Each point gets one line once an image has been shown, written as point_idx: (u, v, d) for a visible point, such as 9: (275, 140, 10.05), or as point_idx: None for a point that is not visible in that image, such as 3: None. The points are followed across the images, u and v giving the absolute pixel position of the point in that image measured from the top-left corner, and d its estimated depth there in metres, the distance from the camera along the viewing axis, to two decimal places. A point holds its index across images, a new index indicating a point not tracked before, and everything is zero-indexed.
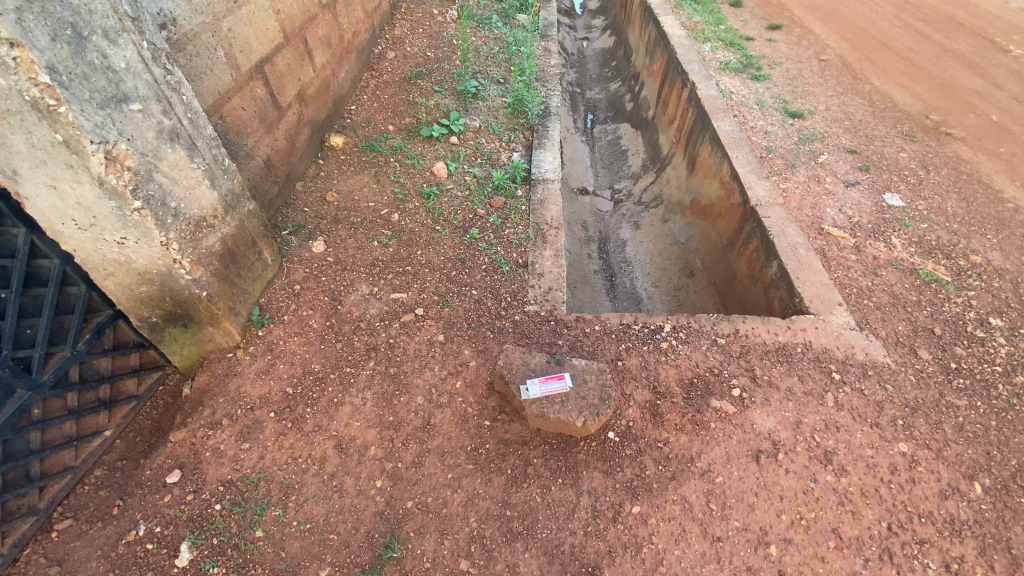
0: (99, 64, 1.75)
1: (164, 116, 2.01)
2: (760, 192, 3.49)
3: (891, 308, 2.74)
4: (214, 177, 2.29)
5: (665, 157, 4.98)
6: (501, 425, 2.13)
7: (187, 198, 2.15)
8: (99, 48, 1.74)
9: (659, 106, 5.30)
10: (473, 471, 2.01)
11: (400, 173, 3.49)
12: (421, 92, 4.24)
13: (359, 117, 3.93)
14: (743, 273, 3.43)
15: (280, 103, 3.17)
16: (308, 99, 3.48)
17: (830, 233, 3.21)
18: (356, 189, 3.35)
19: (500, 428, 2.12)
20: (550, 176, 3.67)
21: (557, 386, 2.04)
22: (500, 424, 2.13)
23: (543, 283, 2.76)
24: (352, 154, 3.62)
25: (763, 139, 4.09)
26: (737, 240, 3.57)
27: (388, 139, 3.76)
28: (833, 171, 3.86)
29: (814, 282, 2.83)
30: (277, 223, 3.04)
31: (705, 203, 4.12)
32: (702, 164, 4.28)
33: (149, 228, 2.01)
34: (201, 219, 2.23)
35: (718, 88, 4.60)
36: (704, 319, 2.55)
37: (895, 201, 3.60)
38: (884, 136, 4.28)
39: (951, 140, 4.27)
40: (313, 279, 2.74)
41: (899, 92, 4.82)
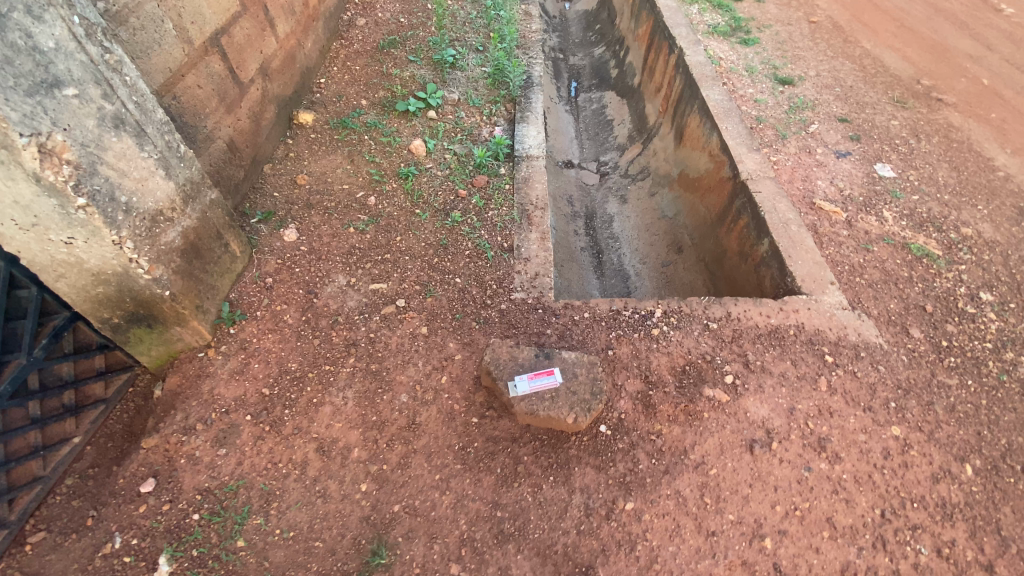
0: (22, 45, 1.55)
1: (105, 101, 1.81)
2: (750, 165, 3.39)
3: (883, 285, 2.70)
4: (169, 165, 2.10)
5: (652, 127, 4.82)
6: (490, 421, 2.05)
7: (139, 190, 1.97)
8: (20, 27, 1.54)
9: (645, 73, 5.10)
10: (462, 471, 1.95)
11: (376, 152, 3.30)
12: (395, 63, 3.99)
13: (330, 91, 3.69)
14: (733, 250, 3.35)
15: (241, 79, 2.93)
16: (272, 74, 3.24)
17: (821, 207, 3.14)
18: (329, 170, 3.17)
19: (489, 425, 2.05)
20: (535, 152, 3.50)
21: (548, 381, 1.96)
22: (488, 421, 2.06)
23: (529, 269, 2.65)
24: (323, 132, 3.40)
25: (753, 109, 3.96)
26: (727, 216, 3.49)
27: (361, 115, 3.54)
28: (824, 141, 3.75)
29: (806, 260, 2.77)
30: (245, 210, 2.86)
31: (694, 177, 4.00)
32: (690, 135, 4.15)
33: (98, 227, 1.84)
34: (158, 213, 2.06)
35: (707, 53, 4.42)
36: (695, 303, 2.48)
37: (886, 172, 3.53)
38: (876, 103, 4.17)
39: (942, 106, 4.18)
40: (286, 271, 2.60)
41: (890, 55, 4.68)
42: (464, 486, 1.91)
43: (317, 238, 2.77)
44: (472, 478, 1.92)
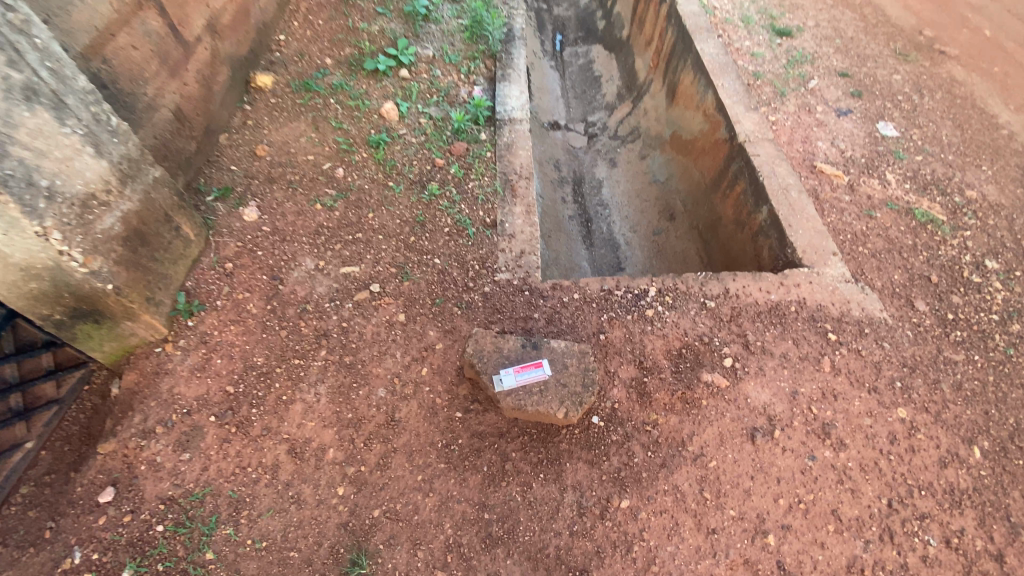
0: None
1: (10, 68, 1.56)
2: (748, 126, 3.18)
3: (887, 254, 2.56)
4: (99, 142, 1.86)
5: (642, 85, 4.53)
6: (473, 415, 1.91)
7: (63, 172, 1.73)
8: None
9: (635, 25, 4.77)
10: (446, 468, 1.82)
11: (343, 118, 3.02)
12: (362, 16, 3.63)
13: (290, 49, 3.34)
14: (728, 218, 3.18)
15: (185, 37, 2.60)
16: (223, 31, 2.89)
17: (823, 171, 2.96)
18: (292, 139, 2.89)
19: (472, 419, 1.90)
20: (517, 115, 3.23)
21: (534, 376, 1.81)
22: (472, 415, 1.91)
23: (514, 246, 2.45)
24: (284, 96, 3.09)
25: (750, 63, 3.70)
26: (722, 181, 3.30)
27: (326, 76, 3.23)
28: (824, 99, 3.53)
29: (807, 229, 2.62)
30: (199, 187, 2.61)
31: (687, 138, 3.78)
32: (684, 93, 3.89)
33: (15, 217, 1.61)
34: (89, 197, 1.83)
35: (700, 3, 4.11)
36: (692, 279, 2.32)
37: (889, 131, 3.34)
38: (877, 56, 3.92)
39: (945, 59, 3.95)
40: (248, 255, 2.38)
41: (891, 4, 4.41)
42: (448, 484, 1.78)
43: (281, 216, 2.55)
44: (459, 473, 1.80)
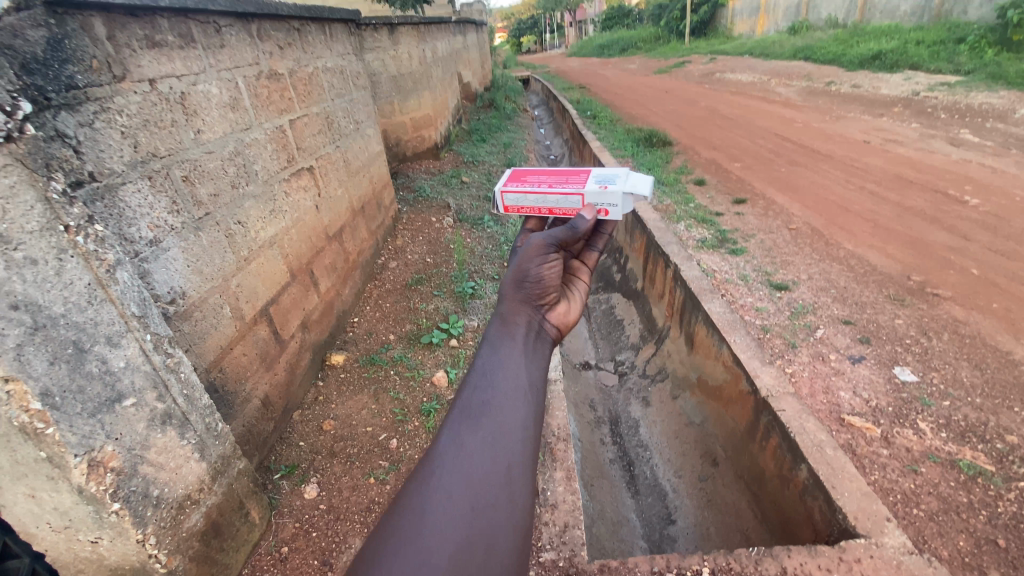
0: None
1: (158, 401, 1.97)
2: (767, 380, 3.37)
3: (944, 516, 2.59)
4: (205, 447, 2.18)
5: (661, 329, 5.07)
6: (566, 289, 2.08)
7: (171, 480, 2.00)
8: (17, 292, 1.53)
9: (646, 280, 5.60)
10: (560, 314, 1.99)
11: (400, 388, 3.47)
12: (421, 298, 4.42)
13: (361, 329, 4.06)
14: (772, 472, 3.19)
15: (283, 338, 3.20)
16: (311, 325, 3.57)
17: (853, 423, 3.10)
18: (356, 411, 3.29)
19: (569, 289, 2.09)
20: (553, 376, 3.66)
21: (519, 210, 2.38)
22: (567, 289, 2.09)
23: (557, 520, 2.62)
24: (352, 371, 3.63)
25: (756, 317, 4.12)
26: (757, 432, 3.39)
27: (389, 350, 3.83)
28: (835, 346, 3.80)
29: (853, 491, 2.61)
30: (269, 465, 2.90)
31: (714, 386, 3.97)
32: (701, 343, 4.25)
33: (126, 527, 1.83)
34: (185, 498, 2.06)
35: (700, 267, 4.81)
36: (745, 556, 2.31)
37: (907, 375, 3.50)
38: (875, 302, 4.39)
39: (940, 300, 4.39)
40: (303, 536, 2.52)
41: (873, 255, 5.19)
42: (551, 318, 1.96)
43: (351, 502, 2.70)
44: (555, 298, 1.97)
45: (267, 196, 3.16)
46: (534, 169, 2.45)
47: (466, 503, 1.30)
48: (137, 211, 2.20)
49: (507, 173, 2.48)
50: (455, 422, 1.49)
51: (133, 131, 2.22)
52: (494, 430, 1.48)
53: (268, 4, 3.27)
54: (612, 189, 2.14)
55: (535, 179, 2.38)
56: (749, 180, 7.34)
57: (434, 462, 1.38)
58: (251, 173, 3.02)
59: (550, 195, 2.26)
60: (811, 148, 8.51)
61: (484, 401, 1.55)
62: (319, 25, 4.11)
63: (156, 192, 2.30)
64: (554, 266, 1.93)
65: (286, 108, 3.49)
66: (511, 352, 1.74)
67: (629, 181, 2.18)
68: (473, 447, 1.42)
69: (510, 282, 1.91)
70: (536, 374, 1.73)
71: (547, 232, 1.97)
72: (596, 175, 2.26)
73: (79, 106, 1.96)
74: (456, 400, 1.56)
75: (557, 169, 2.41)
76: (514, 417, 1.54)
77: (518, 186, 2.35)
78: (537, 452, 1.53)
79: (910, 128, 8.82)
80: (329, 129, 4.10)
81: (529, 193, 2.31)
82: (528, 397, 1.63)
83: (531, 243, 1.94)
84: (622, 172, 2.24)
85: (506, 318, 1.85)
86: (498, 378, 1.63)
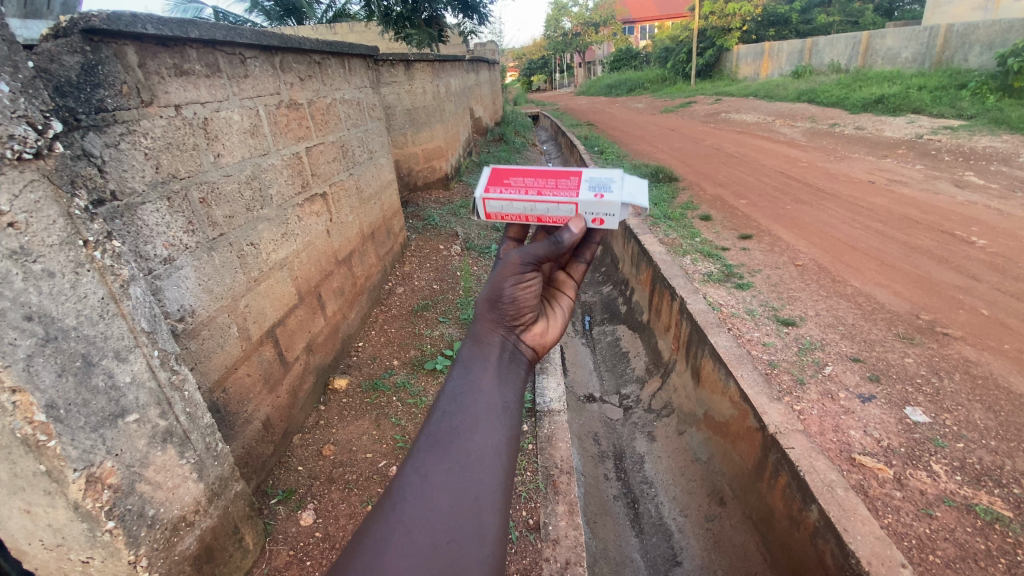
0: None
1: (160, 418, 1.97)
2: (775, 416, 3.30)
3: (961, 564, 2.50)
4: (203, 467, 2.16)
5: (667, 363, 5.02)
6: (548, 308, 1.99)
7: (167, 500, 1.97)
8: (32, 303, 1.56)
9: (652, 313, 5.58)
10: (537, 334, 1.88)
11: (402, 415, 3.43)
12: (426, 324, 4.44)
13: (365, 353, 4.06)
14: (781, 512, 3.09)
15: (288, 360, 3.20)
16: (316, 347, 3.57)
17: (863, 463, 3.03)
18: (356, 437, 3.25)
19: (551, 309, 2.00)
20: (556, 406, 3.61)
21: (503, 217, 2.11)
22: (549, 308, 2.00)
23: (559, 556, 2.55)
24: (354, 395, 3.61)
25: (763, 352, 4.08)
26: (764, 470, 3.30)
27: (392, 375, 3.82)
28: (844, 383, 3.75)
29: (866, 533, 2.52)
30: (267, 489, 2.86)
31: (721, 422, 3.89)
32: (707, 377, 4.19)
33: (119, 547, 1.79)
34: (180, 520, 2.02)
35: (707, 301, 4.80)
36: None
37: (918, 415, 3.43)
38: (883, 340, 4.34)
39: (950, 340, 4.34)
40: (297, 564, 2.45)
41: (881, 292, 5.17)
42: (527, 339, 1.84)
43: (349, 529, 2.65)
44: (531, 318, 1.86)
45: (281, 219, 3.22)
46: (513, 166, 2.17)
47: (427, 542, 1.23)
48: (154, 230, 2.25)
49: (482, 171, 2.18)
50: (420, 453, 1.40)
51: (156, 153, 2.29)
52: (461, 458, 1.40)
53: (291, 39, 3.42)
54: (608, 200, 1.94)
55: (517, 181, 2.11)
56: (754, 216, 7.41)
57: (395, 496, 1.31)
58: (266, 197, 3.10)
59: (539, 204, 2.02)
60: (816, 186, 8.61)
61: (451, 426, 1.46)
62: (339, 59, 4.29)
63: (173, 212, 2.36)
64: (528, 286, 1.81)
65: (303, 136, 3.60)
66: (482, 371, 1.64)
67: (625, 187, 1.98)
68: (438, 476, 1.35)
69: (484, 301, 1.80)
70: (511, 394, 1.63)
71: (524, 248, 1.81)
72: (587, 180, 2.02)
73: (106, 128, 2.04)
74: (425, 424, 1.48)
75: (539, 167, 2.14)
76: (483, 439, 1.45)
77: (500, 191, 2.09)
78: (510, 477, 1.44)
79: (915, 169, 8.91)
80: (344, 157, 4.21)
81: (514, 201, 2.05)
82: (502, 420, 1.53)
83: (507, 260, 1.79)
84: (614, 175, 2.03)
85: (479, 339, 1.74)
86: (468, 402, 1.53)
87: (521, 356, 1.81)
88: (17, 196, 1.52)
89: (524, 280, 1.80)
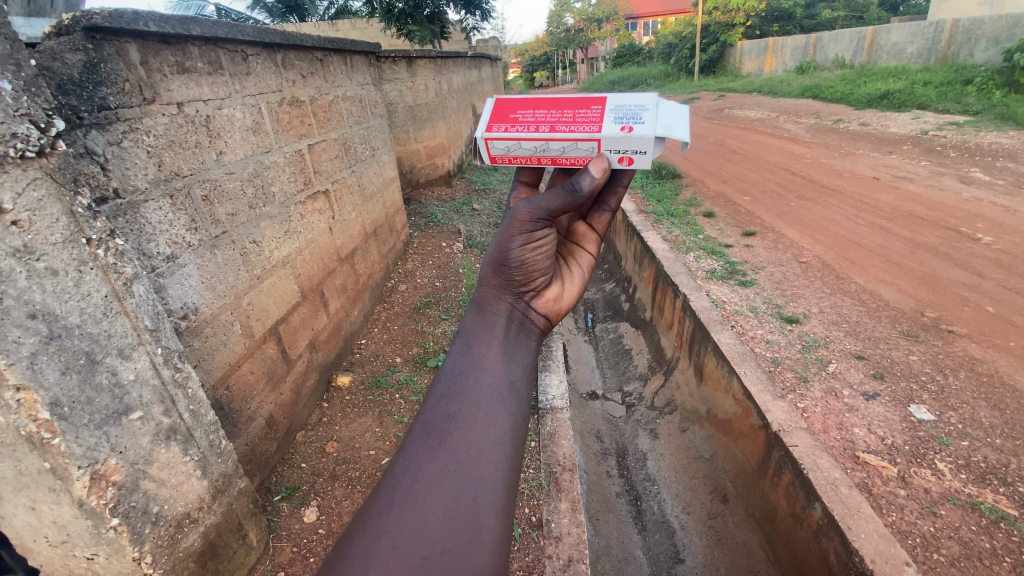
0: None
1: (164, 416, 1.97)
2: (779, 414, 3.29)
3: (966, 563, 2.49)
4: (207, 464, 2.17)
5: (670, 359, 5.02)
6: (564, 268, 2.00)
7: (171, 497, 1.98)
8: (36, 301, 1.56)
9: (655, 310, 5.57)
10: (547, 300, 1.87)
11: (405, 411, 3.44)
12: (429, 321, 4.44)
13: (368, 351, 4.07)
14: (784, 510, 3.09)
15: (291, 357, 3.20)
16: (319, 345, 3.58)
17: (867, 461, 3.03)
18: (359, 434, 3.26)
19: (566, 269, 2.01)
20: (559, 403, 3.61)
21: (516, 158, 2.11)
22: (565, 267, 2.01)
23: (562, 553, 2.55)
24: (357, 393, 3.61)
25: (767, 350, 4.07)
26: (767, 468, 3.29)
27: (394, 372, 3.82)
28: (848, 381, 3.73)
29: (871, 532, 2.51)
30: (270, 486, 2.87)
31: (724, 419, 3.88)
32: (710, 374, 4.18)
33: (123, 544, 1.80)
34: (184, 517, 2.03)
35: (710, 297, 4.78)
36: None
37: (923, 413, 3.41)
38: (888, 338, 4.32)
39: (955, 337, 4.32)
40: (300, 561, 2.46)
41: (885, 289, 5.15)
42: (538, 305, 1.85)
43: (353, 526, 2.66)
44: (539, 282, 1.84)
45: (283, 217, 3.23)
46: (522, 100, 2.12)
47: (421, 541, 1.21)
48: (157, 227, 2.26)
49: (489, 107, 2.14)
50: (416, 443, 1.37)
51: (159, 151, 2.29)
52: (459, 448, 1.36)
53: (293, 36, 3.41)
54: (638, 133, 1.90)
55: (529, 117, 2.07)
56: (758, 213, 7.37)
57: (389, 490, 1.29)
58: (269, 194, 3.10)
59: (553, 142, 2.00)
60: (820, 183, 8.56)
61: (450, 412, 1.42)
62: (341, 56, 4.28)
63: (176, 210, 2.36)
64: (536, 246, 1.78)
65: (306, 133, 3.60)
66: (485, 345, 1.61)
67: (655, 120, 1.94)
68: (435, 469, 1.31)
69: (491, 264, 1.79)
70: (515, 375, 1.59)
71: (535, 201, 1.77)
72: (609, 112, 1.98)
73: (109, 126, 2.04)
74: (423, 410, 1.45)
75: (551, 99, 2.09)
76: (483, 426, 1.42)
77: (510, 131, 2.06)
78: (510, 466, 1.40)
79: (920, 166, 8.85)
80: (346, 154, 4.21)
81: (525, 140, 2.04)
82: (504, 405, 1.49)
83: (514, 217, 1.75)
84: (642, 103, 1.98)
85: (485, 306, 1.73)
86: (468, 386, 1.49)
87: (528, 321, 1.79)
88: (20, 194, 1.52)
89: (532, 239, 1.77)
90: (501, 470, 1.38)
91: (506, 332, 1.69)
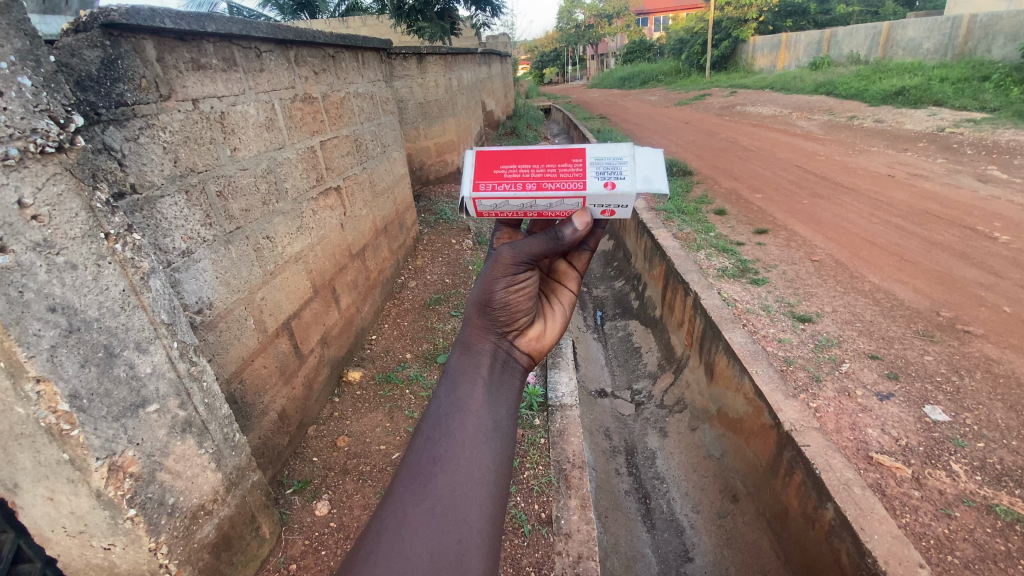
0: (15, 296, 1.49)
1: (180, 409, 2.00)
2: (791, 413, 3.26)
3: (981, 565, 2.46)
4: (222, 457, 2.19)
5: (680, 358, 4.99)
6: (546, 306, 2.00)
7: (186, 489, 2.00)
8: (55, 295, 1.58)
9: (665, 308, 5.55)
10: (531, 338, 1.87)
11: (415, 407, 3.46)
12: (439, 318, 4.45)
13: (378, 346, 4.09)
14: (796, 510, 3.06)
15: (302, 352, 3.23)
16: (331, 340, 3.60)
17: (881, 461, 3.00)
18: (369, 429, 3.28)
19: (548, 307, 2.01)
20: (568, 401, 3.61)
21: (502, 214, 2.01)
22: (547, 305, 2.01)
23: (571, 550, 2.55)
24: (367, 388, 3.64)
25: (779, 349, 4.03)
26: (779, 467, 3.27)
27: (404, 368, 3.84)
28: (862, 381, 3.69)
29: (884, 533, 2.49)
30: (282, 479, 2.90)
31: (734, 418, 3.86)
32: (721, 373, 4.14)
33: (140, 535, 1.83)
34: (199, 508, 2.06)
35: (721, 296, 4.74)
36: None
37: (938, 414, 3.37)
38: (902, 337, 4.26)
39: (971, 337, 4.25)
40: (312, 553, 2.48)
41: (900, 289, 5.08)
42: (522, 343, 1.84)
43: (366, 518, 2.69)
44: (523, 322, 1.85)
45: (296, 213, 3.25)
46: (503, 152, 1.97)
47: None
48: (173, 223, 2.28)
49: (470, 161, 1.98)
50: (401, 488, 1.38)
51: (174, 147, 2.31)
52: (444, 492, 1.37)
53: (306, 32, 3.42)
54: (621, 190, 1.88)
55: (514, 173, 1.95)
56: (770, 210, 7.30)
57: (375, 537, 1.29)
58: (281, 190, 3.11)
59: (540, 201, 1.92)
60: (833, 180, 8.45)
61: (435, 456, 1.44)
62: (353, 53, 4.30)
63: (191, 206, 2.39)
64: (518, 287, 1.80)
65: (318, 130, 3.62)
66: (469, 386, 1.62)
67: (635, 171, 1.90)
68: (420, 515, 1.32)
69: (475, 304, 1.80)
70: (500, 415, 1.60)
71: (518, 246, 1.79)
72: (590, 167, 1.92)
73: (126, 122, 2.06)
74: (409, 453, 1.47)
75: (532, 150, 1.97)
76: (468, 468, 1.43)
77: (497, 190, 1.93)
78: (497, 508, 1.40)
79: (936, 163, 8.70)
80: (357, 151, 4.22)
81: (512, 199, 1.93)
82: (489, 447, 1.50)
83: (497, 259, 1.77)
84: (621, 153, 1.92)
85: (469, 346, 1.75)
86: (453, 428, 1.50)
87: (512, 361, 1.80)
88: (40, 189, 1.55)
89: (515, 280, 1.79)
90: (487, 512, 1.38)
91: (490, 372, 1.70)
